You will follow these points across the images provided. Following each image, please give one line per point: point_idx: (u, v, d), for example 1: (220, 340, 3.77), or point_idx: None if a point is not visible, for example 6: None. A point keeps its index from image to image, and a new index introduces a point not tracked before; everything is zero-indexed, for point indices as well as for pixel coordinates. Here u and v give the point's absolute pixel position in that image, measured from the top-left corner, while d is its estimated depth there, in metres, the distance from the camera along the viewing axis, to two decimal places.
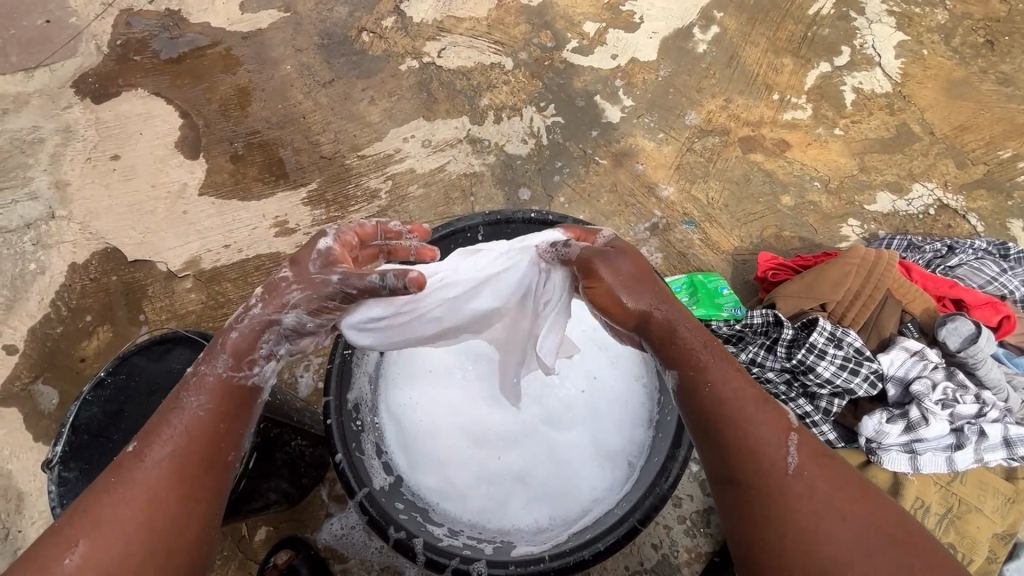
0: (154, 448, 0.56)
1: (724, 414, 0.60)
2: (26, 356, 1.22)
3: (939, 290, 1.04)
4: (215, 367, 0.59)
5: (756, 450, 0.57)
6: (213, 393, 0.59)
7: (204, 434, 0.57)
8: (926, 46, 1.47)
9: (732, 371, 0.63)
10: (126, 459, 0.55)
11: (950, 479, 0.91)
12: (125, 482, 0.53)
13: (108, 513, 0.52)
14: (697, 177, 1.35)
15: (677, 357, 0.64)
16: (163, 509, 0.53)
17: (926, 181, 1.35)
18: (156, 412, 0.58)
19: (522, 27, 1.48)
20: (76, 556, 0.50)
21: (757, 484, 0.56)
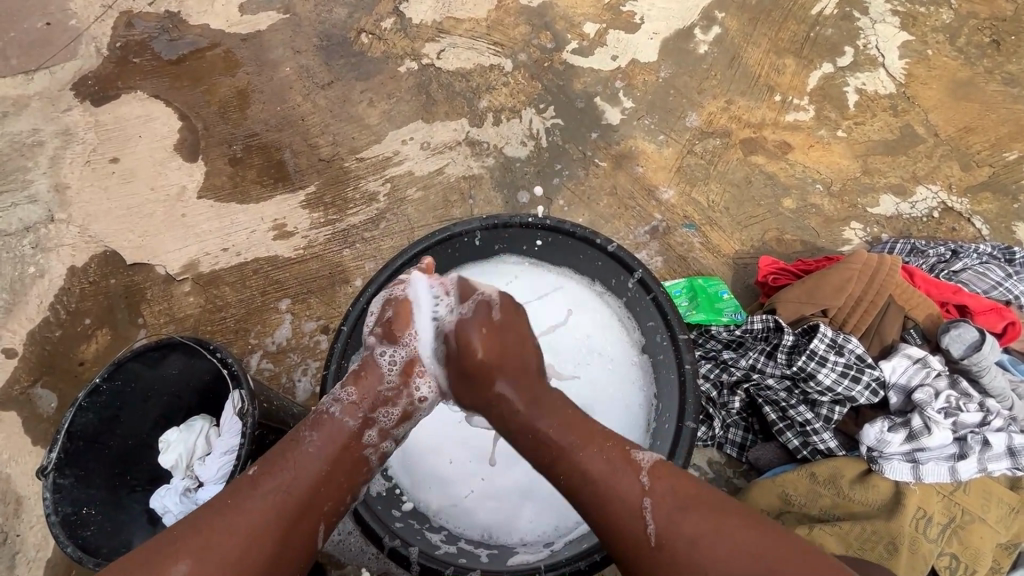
0: (270, 479, 0.64)
1: (589, 481, 0.63)
2: (24, 360, 1.22)
3: (943, 296, 1.02)
4: (332, 409, 0.70)
5: (627, 509, 0.60)
6: (330, 444, 0.68)
7: (313, 475, 0.65)
8: (931, 46, 1.45)
9: (579, 435, 0.65)
10: (245, 484, 0.64)
11: (953, 489, 0.89)
12: (241, 509, 0.61)
13: (218, 534, 0.59)
14: (697, 180, 1.33)
15: (524, 441, 0.67)
16: (266, 539, 0.60)
17: (930, 184, 1.34)
18: (279, 446, 0.67)
19: (521, 28, 1.47)
20: (183, 570, 0.57)
21: (642, 546, 0.59)
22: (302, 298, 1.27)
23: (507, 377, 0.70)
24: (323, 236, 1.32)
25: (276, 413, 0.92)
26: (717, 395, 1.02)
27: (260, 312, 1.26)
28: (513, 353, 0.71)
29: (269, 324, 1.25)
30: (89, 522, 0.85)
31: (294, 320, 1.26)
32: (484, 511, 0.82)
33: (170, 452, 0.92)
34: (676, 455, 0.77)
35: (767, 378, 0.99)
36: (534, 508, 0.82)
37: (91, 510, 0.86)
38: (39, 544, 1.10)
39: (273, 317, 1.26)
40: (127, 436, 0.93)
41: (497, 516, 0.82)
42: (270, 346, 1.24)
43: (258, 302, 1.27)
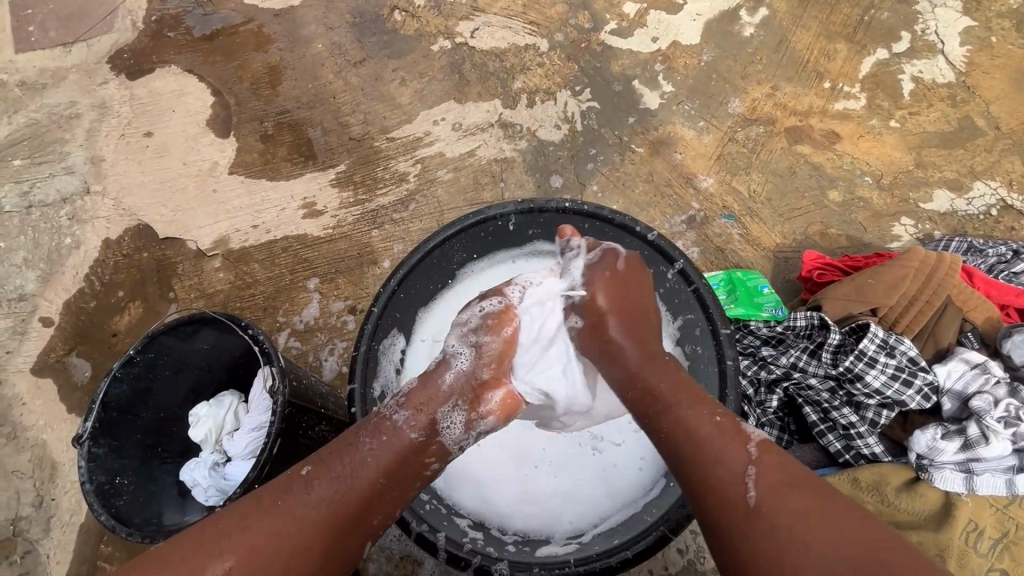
0: (323, 483, 0.64)
1: (686, 434, 0.64)
2: (61, 329, 1.24)
3: (1004, 299, 0.97)
4: (395, 417, 0.69)
5: (722, 477, 0.60)
6: (387, 450, 0.67)
7: (364, 486, 0.65)
8: (995, 32, 1.36)
9: (685, 401, 0.67)
10: (298, 483, 0.64)
11: (1009, 503, 0.84)
12: (290, 510, 0.62)
13: (264, 536, 0.60)
14: (738, 169, 1.28)
15: (633, 397, 0.71)
16: (308, 548, 0.60)
17: (989, 179, 1.26)
18: (334, 447, 0.67)
19: (559, 7, 1.42)
20: (225, 566, 0.57)
21: (727, 510, 0.59)
22: (330, 278, 1.27)
23: (625, 335, 0.76)
24: (352, 216, 1.31)
25: (305, 391, 0.92)
26: (754, 393, 0.97)
27: (289, 291, 1.26)
28: (631, 313, 0.77)
29: (297, 303, 1.25)
30: (121, 491, 0.87)
31: (322, 299, 1.25)
32: (517, 500, 0.82)
33: (200, 426, 0.93)
34: None
35: (809, 378, 0.95)
36: (569, 500, 0.82)
37: (124, 480, 0.87)
38: (73, 509, 1.12)
39: (301, 296, 1.26)
40: (158, 408, 0.94)
41: (529, 506, 0.81)
42: (298, 325, 1.24)
43: (287, 281, 1.27)
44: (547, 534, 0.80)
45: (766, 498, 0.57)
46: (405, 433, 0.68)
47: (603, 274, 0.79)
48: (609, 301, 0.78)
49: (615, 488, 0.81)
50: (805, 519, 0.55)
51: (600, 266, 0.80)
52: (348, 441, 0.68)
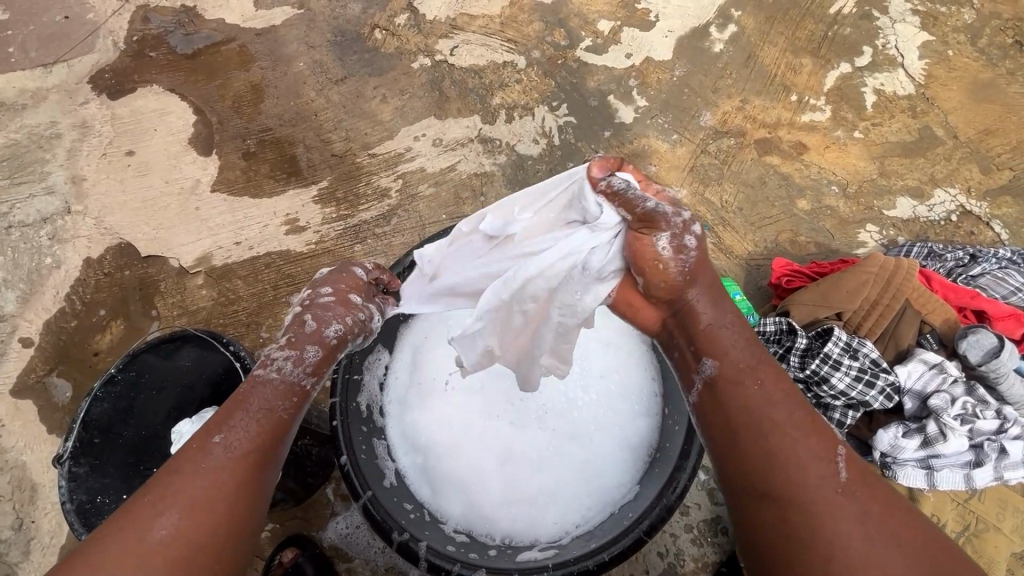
0: (239, 439, 0.63)
1: (767, 409, 0.62)
2: (40, 349, 1.23)
3: (961, 301, 1.01)
4: (298, 377, 0.70)
5: (801, 463, 0.59)
6: (292, 397, 0.69)
7: (283, 432, 0.67)
8: (952, 46, 1.43)
9: (774, 375, 0.65)
10: (210, 447, 0.62)
11: (968, 497, 0.90)
12: (211, 469, 0.60)
13: (195, 491, 0.59)
14: (711, 180, 1.32)
15: (714, 350, 0.67)
16: (245, 494, 0.61)
17: (949, 187, 1.32)
18: (231, 405, 0.66)
19: (535, 25, 1.46)
20: (170, 523, 0.56)
21: (797, 502, 0.57)
22: None
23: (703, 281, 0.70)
24: (334, 231, 1.32)
25: None
26: None
27: (271, 306, 1.27)
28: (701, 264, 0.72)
29: (280, 319, 1.26)
30: (103, 511, 0.87)
31: None
32: (504, 507, 0.83)
33: (182, 443, 0.90)
34: (688, 459, 0.75)
35: None
36: (554, 505, 0.83)
37: (105, 499, 0.88)
38: (53, 531, 1.12)
39: (284, 311, 1.27)
40: (139, 426, 0.93)
41: (515, 511, 0.83)
42: (280, 340, 1.25)
43: (270, 296, 1.28)
44: (533, 539, 0.81)
45: (846, 495, 0.57)
46: (311, 390, 0.71)
47: (677, 225, 0.73)
48: (689, 247, 0.69)
49: (598, 490, 0.83)
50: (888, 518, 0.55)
51: (671, 207, 0.71)
52: (243, 396, 0.67)
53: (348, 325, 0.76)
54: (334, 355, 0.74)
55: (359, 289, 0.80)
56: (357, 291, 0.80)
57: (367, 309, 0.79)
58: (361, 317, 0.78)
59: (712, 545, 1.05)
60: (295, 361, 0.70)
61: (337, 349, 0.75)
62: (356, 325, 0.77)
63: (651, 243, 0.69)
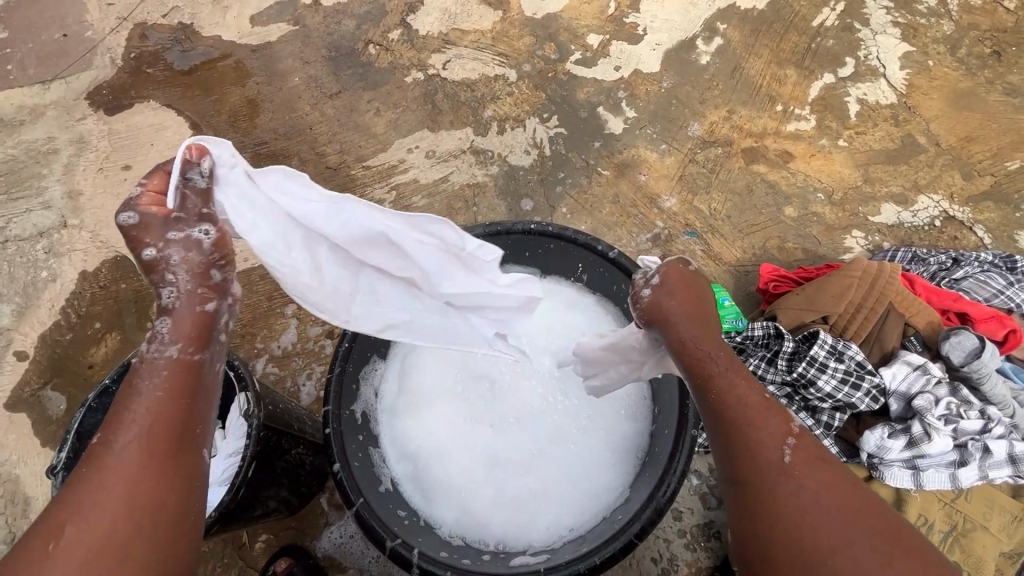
0: (122, 431, 0.56)
1: (730, 406, 0.63)
2: (35, 363, 1.24)
3: (944, 304, 1.03)
4: (166, 351, 0.60)
5: (759, 454, 0.60)
6: (170, 372, 0.60)
7: (172, 405, 0.59)
8: (931, 57, 1.46)
9: (744, 380, 0.65)
10: (94, 447, 0.55)
11: (956, 496, 0.91)
12: (102, 464, 0.54)
13: (93, 492, 0.53)
14: (699, 189, 1.35)
15: (689, 360, 0.67)
16: (145, 480, 0.54)
17: (932, 193, 1.34)
18: (114, 401, 0.58)
19: (526, 39, 1.49)
20: (72, 532, 0.51)
21: (757, 489, 0.59)
22: None
23: (692, 313, 0.71)
24: None
25: (281, 415, 0.92)
26: None
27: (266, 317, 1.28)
28: (698, 305, 0.72)
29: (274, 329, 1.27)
30: None
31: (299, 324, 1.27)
32: (498, 513, 0.83)
33: None
34: (677, 461, 0.76)
35: (768, 385, 1.01)
36: (547, 509, 0.83)
37: None
38: None
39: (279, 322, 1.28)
40: None
41: (508, 516, 0.83)
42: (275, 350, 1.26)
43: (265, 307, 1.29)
44: (526, 544, 0.81)
45: (800, 468, 0.59)
46: (190, 356, 0.61)
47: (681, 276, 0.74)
48: (677, 287, 0.72)
49: (589, 492, 0.83)
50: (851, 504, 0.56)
51: (674, 268, 0.75)
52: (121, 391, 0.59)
53: (189, 291, 0.62)
54: (195, 312, 0.62)
55: (146, 240, 0.62)
56: (144, 245, 0.62)
57: (177, 246, 0.62)
58: (187, 257, 0.62)
59: (706, 550, 1.05)
60: (151, 339, 0.61)
61: (192, 306, 0.62)
62: (194, 264, 0.62)
63: (640, 285, 0.74)
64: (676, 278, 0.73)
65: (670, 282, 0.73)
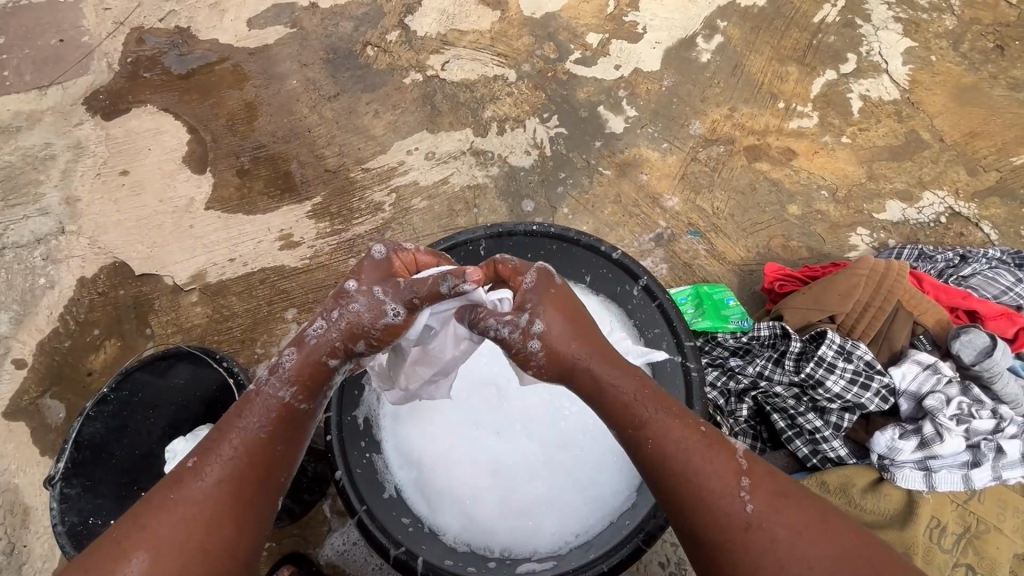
0: (212, 468, 0.61)
1: (671, 457, 0.62)
2: (34, 370, 1.23)
3: (952, 301, 1.02)
4: (278, 393, 0.64)
5: (711, 500, 0.60)
6: (272, 416, 0.64)
7: (260, 457, 0.63)
8: (934, 52, 1.45)
9: (676, 421, 0.64)
10: (186, 473, 0.61)
11: (968, 498, 0.89)
12: (190, 497, 0.59)
13: (171, 526, 0.58)
14: (702, 187, 1.33)
15: (617, 414, 0.65)
16: (217, 526, 0.59)
17: (937, 189, 1.33)
18: (215, 430, 0.64)
19: (525, 39, 1.48)
20: (141, 562, 0.56)
21: (719, 542, 0.59)
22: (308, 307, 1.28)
23: (589, 350, 0.67)
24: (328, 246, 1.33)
25: None
26: (725, 403, 1.01)
27: (266, 322, 1.27)
28: (582, 326, 0.69)
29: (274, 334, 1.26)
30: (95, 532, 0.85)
31: None
32: (503, 521, 0.81)
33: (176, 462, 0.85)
34: None
35: (775, 386, 0.99)
36: (554, 514, 0.81)
37: (98, 521, 0.86)
38: (46, 555, 1.10)
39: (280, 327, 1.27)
40: (134, 446, 0.90)
41: (513, 523, 0.81)
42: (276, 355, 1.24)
43: (265, 312, 1.28)
44: (533, 551, 0.80)
45: (762, 511, 0.59)
46: (293, 402, 0.65)
47: (555, 296, 0.69)
48: (562, 321, 0.67)
49: (596, 498, 0.82)
50: (808, 530, 0.58)
51: (542, 284, 0.69)
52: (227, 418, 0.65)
53: (331, 340, 0.65)
54: (317, 361, 0.65)
55: (361, 275, 0.67)
56: (359, 278, 0.67)
57: (366, 300, 0.65)
58: (357, 310, 0.65)
59: None
60: (273, 371, 0.65)
61: (319, 355, 0.65)
62: (356, 320, 0.65)
63: (527, 327, 0.66)
64: (555, 309, 0.68)
65: (555, 316, 0.67)
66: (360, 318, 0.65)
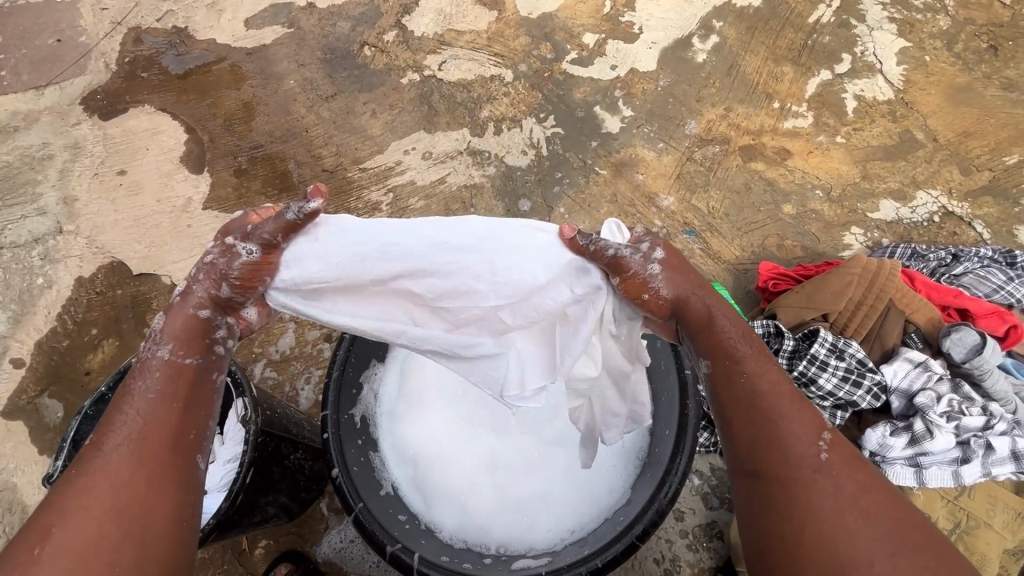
0: (111, 437, 0.57)
1: (758, 395, 0.63)
2: (31, 370, 1.23)
3: (944, 299, 1.03)
4: (160, 352, 0.62)
5: (786, 443, 0.60)
6: (162, 375, 0.61)
7: (160, 416, 0.59)
8: (928, 52, 1.46)
9: (768, 368, 0.66)
10: (84, 454, 0.57)
11: (958, 494, 0.90)
12: (91, 467, 0.55)
13: (73, 499, 0.53)
14: (697, 187, 1.34)
15: (712, 343, 0.68)
16: (125, 485, 0.55)
17: (930, 189, 1.34)
18: (107, 409, 0.60)
19: (522, 39, 1.49)
20: (51, 541, 0.51)
21: (778, 476, 0.59)
22: None
23: (707, 291, 0.70)
24: None
25: (281, 421, 0.91)
26: None
27: None
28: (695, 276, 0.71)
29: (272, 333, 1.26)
30: None
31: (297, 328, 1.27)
32: (500, 517, 0.83)
33: None
34: (677, 462, 0.76)
35: None
36: (550, 511, 0.82)
37: None
38: None
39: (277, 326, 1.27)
40: None
41: (509, 519, 0.82)
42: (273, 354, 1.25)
43: None
44: (528, 547, 0.80)
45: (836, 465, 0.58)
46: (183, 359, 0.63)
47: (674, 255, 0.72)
48: (680, 271, 0.70)
49: (592, 495, 0.83)
50: (873, 499, 0.56)
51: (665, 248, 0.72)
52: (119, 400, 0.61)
53: (201, 296, 0.65)
54: (193, 318, 0.64)
55: (225, 230, 0.66)
56: (216, 238, 0.66)
57: (220, 248, 0.65)
58: (216, 261, 0.64)
59: (707, 550, 1.05)
60: (158, 337, 0.63)
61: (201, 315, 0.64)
62: (219, 271, 0.64)
63: (649, 256, 0.69)
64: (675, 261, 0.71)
65: (672, 265, 0.71)
66: (224, 267, 0.64)
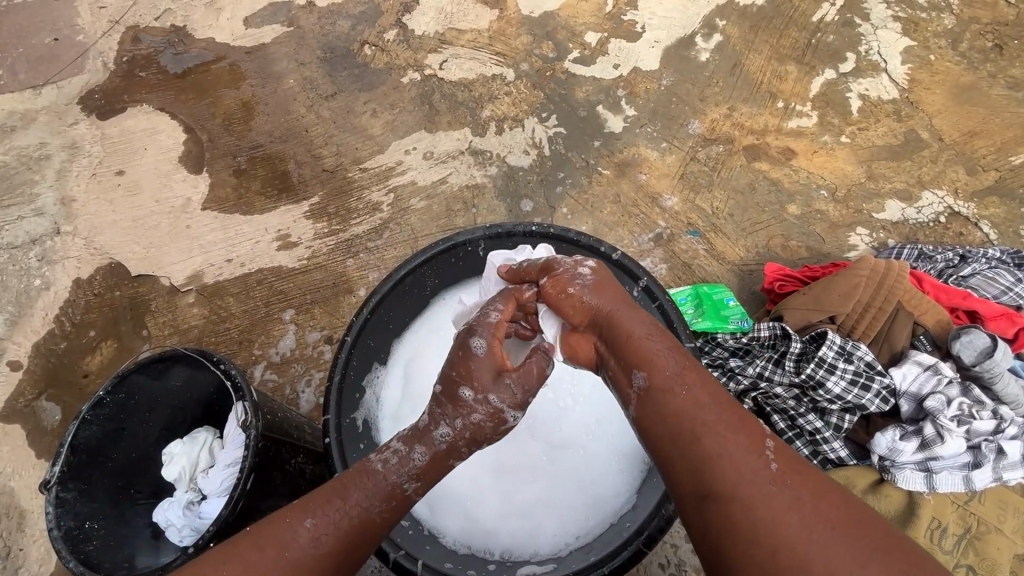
0: (326, 528, 0.58)
1: (682, 408, 0.58)
2: (29, 373, 1.22)
3: (953, 301, 1.02)
4: (402, 482, 0.64)
5: (723, 457, 0.53)
6: (390, 502, 0.63)
7: (357, 538, 0.60)
8: (933, 51, 1.45)
9: (692, 376, 0.61)
10: (301, 525, 0.58)
11: (968, 499, 0.89)
12: (292, 552, 0.56)
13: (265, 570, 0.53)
14: (700, 187, 1.33)
15: (632, 351, 0.64)
16: None
17: (936, 189, 1.33)
18: (336, 484, 0.62)
19: (523, 38, 1.48)
20: None
21: (722, 495, 0.51)
22: (307, 308, 1.27)
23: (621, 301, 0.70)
24: (326, 246, 1.32)
25: (282, 425, 0.90)
26: None
27: (263, 323, 1.26)
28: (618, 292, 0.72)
29: (272, 336, 1.25)
30: (91, 536, 0.84)
31: (297, 330, 1.25)
32: (505, 522, 0.81)
33: (172, 465, 0.93)
34: None
35: (775, 387, 0.99)
36: (555, 516, 0.81)
37: (94, 524, 0.85)
38: (41, 559, 1.09)
39: (277, 328, 1.26)
40: None
41: (514, 525, 0.81)
42: (274, 357, 1.23)
43: (262, 313, 1.27)
44: (533, 554, 0.79)
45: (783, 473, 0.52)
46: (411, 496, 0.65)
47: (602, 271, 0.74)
48: (609, 287, 0.71)
49: (597, 499, 0.82)
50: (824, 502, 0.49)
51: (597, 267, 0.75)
52: (347, 479, 0.63)
53: (461, 431, 0.67)
54: (444, 460, 0.67)
55: (477, 379, 0.67)
56: (471, 377, 0.67)
57: (486, 407, 0.67)
58: (479, 420, 0.67)
59: None
60: (400, 461, 0.65)
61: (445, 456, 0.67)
62: (479, 428, 0.67)
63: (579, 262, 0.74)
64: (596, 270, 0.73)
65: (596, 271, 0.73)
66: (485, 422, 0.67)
